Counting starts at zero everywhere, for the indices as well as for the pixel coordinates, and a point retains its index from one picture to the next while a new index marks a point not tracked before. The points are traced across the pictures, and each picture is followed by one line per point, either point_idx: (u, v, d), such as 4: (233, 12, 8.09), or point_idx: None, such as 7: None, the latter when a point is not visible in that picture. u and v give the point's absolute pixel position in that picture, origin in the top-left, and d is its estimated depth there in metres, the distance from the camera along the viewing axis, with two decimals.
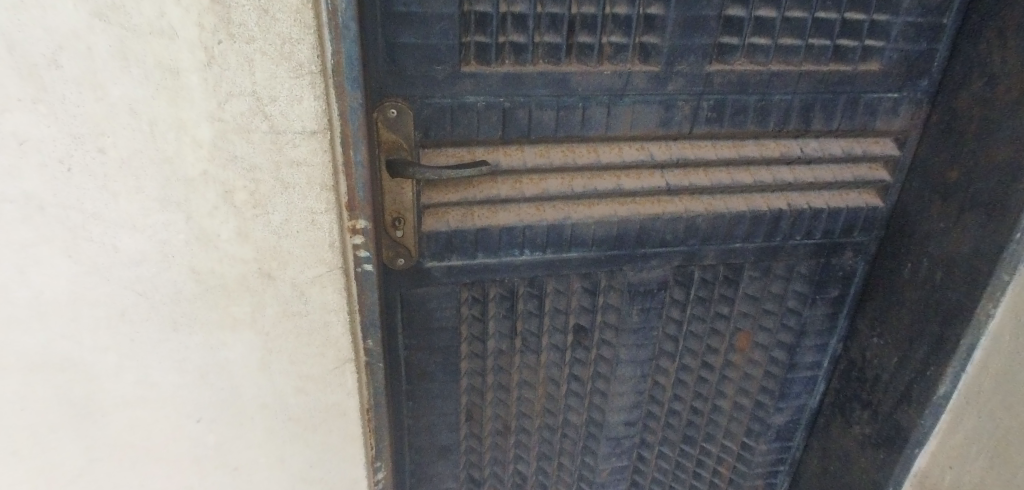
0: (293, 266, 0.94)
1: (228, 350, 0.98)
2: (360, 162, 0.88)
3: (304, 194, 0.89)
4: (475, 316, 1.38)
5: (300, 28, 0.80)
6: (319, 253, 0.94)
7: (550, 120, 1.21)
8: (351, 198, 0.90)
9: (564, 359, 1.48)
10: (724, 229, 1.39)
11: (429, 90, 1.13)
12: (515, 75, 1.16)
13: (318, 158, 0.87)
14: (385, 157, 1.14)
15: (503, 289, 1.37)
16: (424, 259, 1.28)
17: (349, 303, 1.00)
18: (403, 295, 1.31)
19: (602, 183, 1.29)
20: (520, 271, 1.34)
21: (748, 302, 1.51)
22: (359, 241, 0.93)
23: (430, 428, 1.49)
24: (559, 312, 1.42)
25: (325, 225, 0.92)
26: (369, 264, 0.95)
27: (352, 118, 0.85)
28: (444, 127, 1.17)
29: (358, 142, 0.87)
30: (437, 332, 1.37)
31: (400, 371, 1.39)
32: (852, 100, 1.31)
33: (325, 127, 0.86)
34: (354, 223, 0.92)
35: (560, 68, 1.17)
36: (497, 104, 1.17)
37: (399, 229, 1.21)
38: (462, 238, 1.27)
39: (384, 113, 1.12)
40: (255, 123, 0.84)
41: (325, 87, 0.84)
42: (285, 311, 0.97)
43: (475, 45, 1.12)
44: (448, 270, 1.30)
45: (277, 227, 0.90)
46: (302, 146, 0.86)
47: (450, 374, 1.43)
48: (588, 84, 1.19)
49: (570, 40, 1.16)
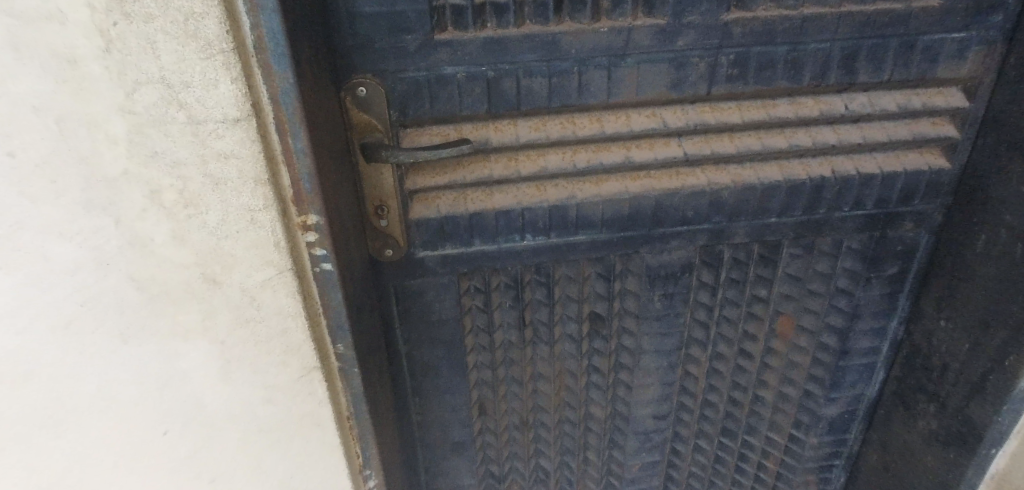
0: (239, 271, 0.85)
1: (185, 361, 0.91)
2: (302, 150, 0.77)
3: (238, 191, 0.80)
4: (479, 307, 1.27)
5: (203, 1, 0.70)
6: (266, 254, 0.84)
7: (542, 89, 1.07)
8: (297, 191, 0.80)
9: (582, 349, 1.36)
10: (755, 203, 1.21)
11: (401, 63, 1.02)
12: (496, 40, 1.03)
13: (248, 149, 0.78)
14: (359, 140, 1.05)
15: (507, 279, 1.25)
16: (416, 249, 1.17)
17: (311, 307, 0.90)
18: (396, 288, 1.21)
19: (609, 156, 1.15)
20: (522, 258, 1.22)
21: (790, 283, 1.34)
22: (314, 239, 0.84)
23: (440, 424, 1.41)
24: (573, 300, 1.30)
25: (266, 223, 0.83)
26: (328, 264, 0.86)
27: (286, 102, 0.74)
28: (423, 105, 1.06)
29: (296, 129, 0.76)
30: (440, 326, 1.27)
31: (402, 367, 1.31)
32: (906, 44, 1.10)
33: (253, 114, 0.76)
34: (305, 220, 0.82)
35: (549, 29, 1.03)
36: (479, 74, 1.05)
37: (383, 217, 1.12)
38: (456, 224, 1.16)
39: (354, 93, 1.02)
40: (171, 113, 0.74)
41: (247, 68, 0.74)
42: (237, 318, 0.89)
43: (450, 9, 1.00)
44: (443, 260, 1.19)
45: (213, 228, 0.81)
46: (226, 137, 0.77)
47: (457, 368, 1.33)
48: (583, 45, 1.05)
49: None
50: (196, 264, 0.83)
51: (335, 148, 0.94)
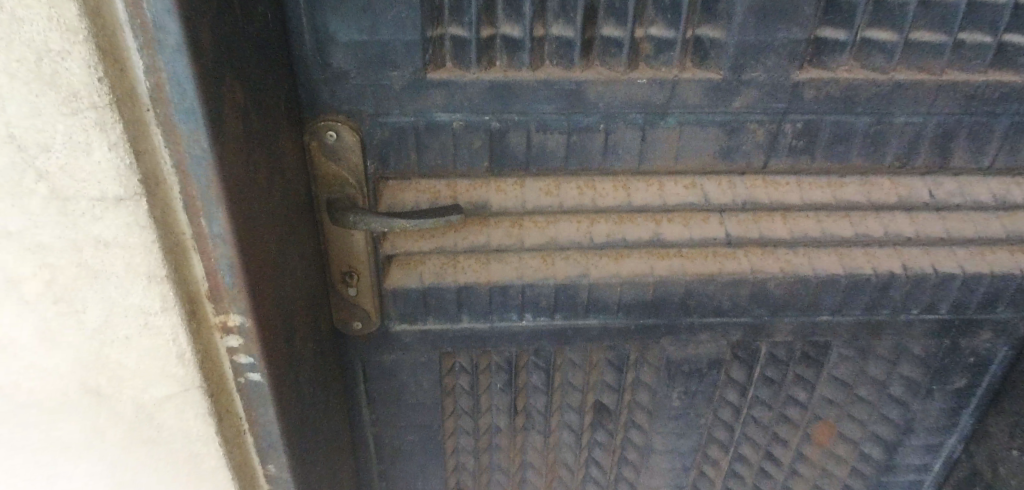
0: (130, 384, 0.63)
1: (66, 477, 0.70)
2: (219, 233, 0.57)
3: (125, 289, 0.57)
4: (462, 389, 1.06)
5: (62, 31, 0.46)
6: (166, 367, 0.62)
7: (558, 147, 0.87)
8: (214, 285, 0.60)
9: (583, 441, 1.15)
10: (807, 298, 0.99)
11: (382, 104, 0.80)
12: (506, 85, 0.81)
13: (140, 236, 0.55)
14: (324, 194, 0.84)
15: (498, 361, 1.04)
16: (390, 322, 0.96)
17: (236, 421, 0.70)
18: (364, 365, 0.99)
19: (634, 230, 0.93)
20: (519, 340, 1.01)
21: (835, 387, 1.12)
22: (235, 343, 0.64)
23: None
24: (576, 388, 1.08)
25: (165, 328, 0.60)
26: (256, 373, 0.66)
27: (197, 171, 0.54)
28: (407, 155, 0.84)
29: (213, 207, 0.56)
30: (414, 409, 1.06)
31: (367, 450, 1.09)
32: (1016, 125, 0.88)
33: (146, 189, 0.53)
34: (224, 320, 0.62)
35: (573, 75, 0.82)
36: (480, 124, 0.83)
37: (352, 285, 0.91)
38: (441, 297, 0.94)
39: (321, 138, 0.81)
40: (25, 183, 0.51)
41: (139, 127, 0.52)
42: (135, 436, 0.67)
43: (450, 41, 0.79)
44: (423, 336, 0.98)
45: (93, 332, 0.59)
46: (106, 218, 0.54)
47: (433, 453, 1.12)
48: (614, 97, 0.84)
49: (589, 33, 0.81)
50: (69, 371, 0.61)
51: (286, 214, 0.73)
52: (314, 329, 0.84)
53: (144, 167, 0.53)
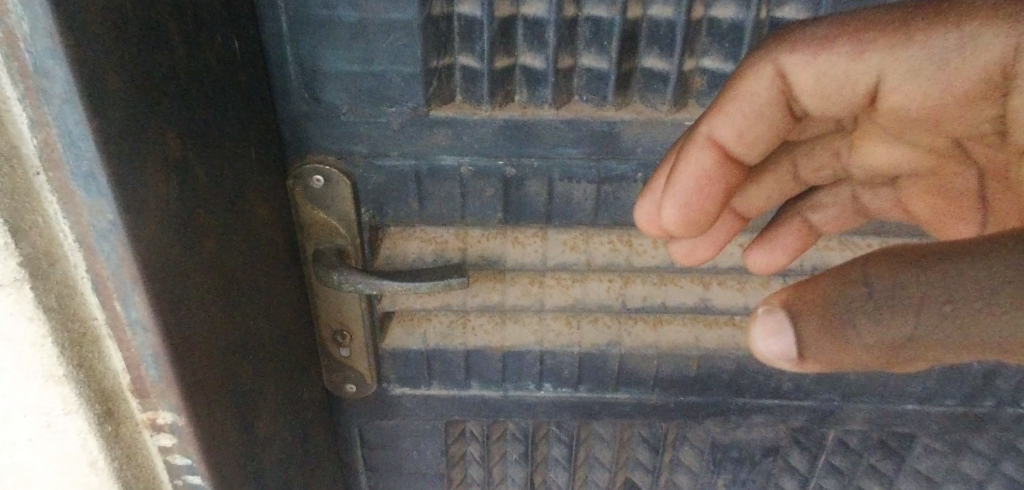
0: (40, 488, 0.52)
1: None
2: (137, 321, 0.47)
3: (20, 389, 0.46)
4: (472, 460, 0.93)
5: None
6: (79, 473, 0.51)
7: (586, 199, 0.73)
8: (136, 378, 0.50)
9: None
10: (889, 383, 0.82)
11: (378, 145, 0.68)
12: (523, 125, 0.68)
13: (25, 329, 0.44)
14: (312, 245, 0.73)
15: (512, 431, 0.91)
16: (388, 384, 0.84)
17: None
18: (361, 428, 0.88)
19: (677, 294, 0.78)
20: (536, 411, 0.88)
21: (919, 483, 0.93)
22: (167, 441, 0.54)
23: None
24: (604, 466, 0.94)
25: (71, 430, 0.48)
26: (195, 475, 0.56)
27: (103, 250, 0.44)
28: (408, 204, 0.72)
29: (126, 292, 0.46)
30: (418, 477, 0.94)
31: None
32: None
33: (31, 274, 0.42)
34: (150, 417, 0.52)
35: (604, 114, 0.69)
36: (493, 170, 0.70)
37: (344, 345, 0.79)
38: (447, 361, 0.82)
39: (307, 183, 0.69)
40: None
41: (18, 198, 0.41)
42: None
43: (461, 72, 0.66)
44: (425, 401, 0.86)
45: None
46: None
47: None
48: (653, 140, 0.70)
49: (628, 65, 0.67)
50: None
51: (252, 276, 0.62)
52: (294, 398, 0.73)
53: (25, 246, 0.42)
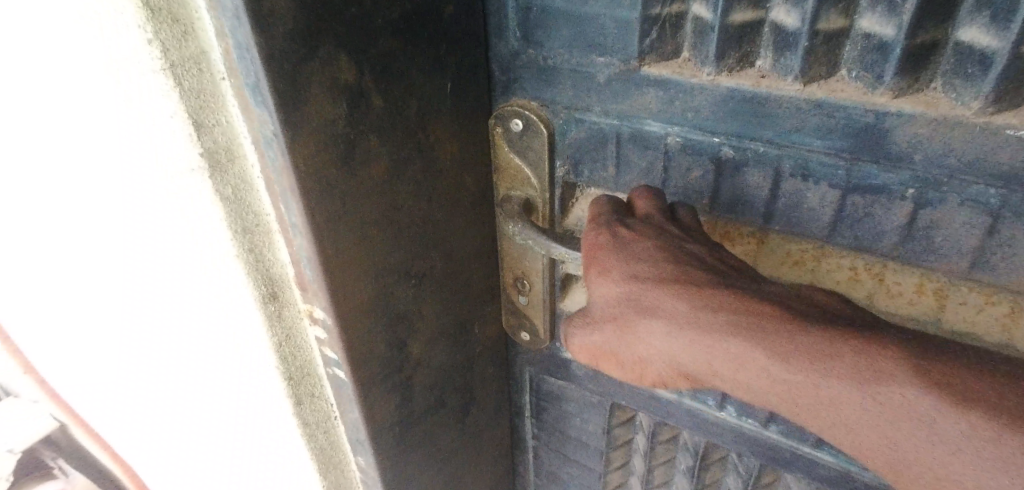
0: (228, 344, 0.58)
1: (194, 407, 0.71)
2: (297, 225, 0.49)
3: (211, 261, 0.52)
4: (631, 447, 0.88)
5: None
6: (254, 342, 0.57)
7: (826, 210, 0.54)
8: (299, 276, 0.53)
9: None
10: None
11: (584, 98, 0.61)
12: (756, 98, 0.52)
13: (210, 213, 0.48)
14: (505, 190, 0.71)
15: (680, 440, 0.82)
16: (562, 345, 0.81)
17: (327, 409, 0.64)
18: (532, 377, 0.88)
19: None
20: (711, 432, 0.77)
21: None
22: (323, 336, 0.57)
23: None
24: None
25: (246, 306, 0.54)
26: (341, 371, 0.59)
27: (271, 154, 0.46)
28: (604, 169, 0.64)
29: (288, 198, 0.48)
30: (576, 444, 0.91)
31: (526, 459, 1.00)
32: None
33: (210, 165, 0.46)
34: (309, 310, 0.55)
35: (875, 101, 0.48)
36: (707, 148, 0.57)
37: (524, 294, 0.77)
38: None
39: (508, 125, 0.67)
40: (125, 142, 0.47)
41: (203, 97, 0.44)
42: (238, 391, 0.64)
43: (693, 24, 0.54)
44: (595, 376, 0.81)
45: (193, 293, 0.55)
46: (187, 188, 0.48)
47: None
48: (947, 153, 0.47)
49: (930, 38, 0.46)
50: (148, 272, 0.56)
51: (426, 208, 0.62)
52: (462, 332, 0.74)
53: (206, 141, 0.45)
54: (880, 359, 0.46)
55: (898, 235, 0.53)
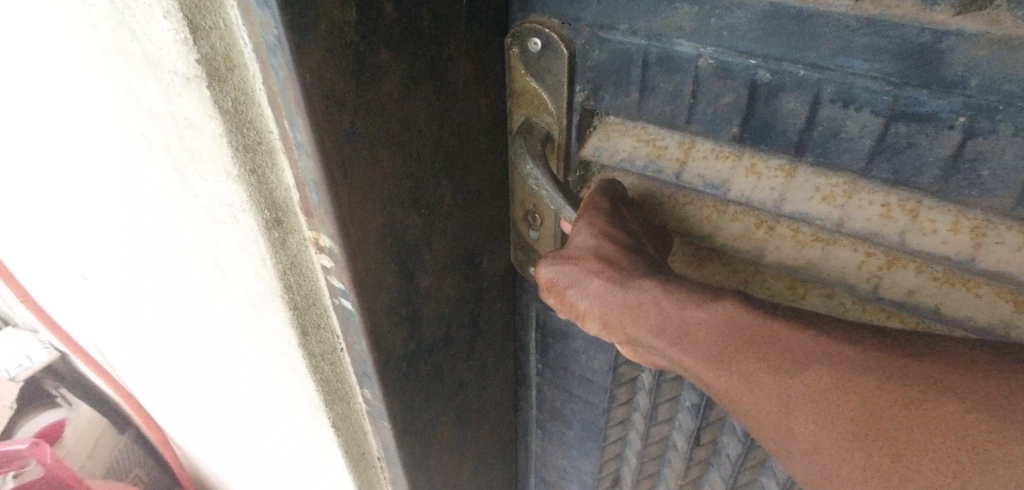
0: (236, 265, 0.56)
1: (208, 322, 0.71)
2: (301, 144, 0.45)
3: (214, 178, 0.49)
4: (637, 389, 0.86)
5: None
6: (258, 267, 0.54)
7: (867, 137, 0.51)
8: (304, 200, 0.50)
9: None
10: None
11: (609, 14, 0.57)
12: (800, 12, 0.48)
13: (209, 126, 0.45)
14: (520, 116, 0.67)
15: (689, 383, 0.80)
16: None
17: (333, 340, 0.62)
18: (538, 313, 0.85)
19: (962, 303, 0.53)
20: None
21: None
22: (329, 265, 0.54)
23: (560, 471, 1.08)
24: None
25: (249, 229, 0.51)
26: (347, 302, 0.56)
27: (273, 63, 0.42)
28: (627, 94, 0.60)
29: (292, 113, 0.44)
30: (580, 383, 0.89)
31: (529, 395, 0.99)
32: None
33: (207, 73, 0.42)
34: (314, 237, 0.52)
35: (930, 17, 0.44)
36: (742, 71, 0.53)
37: (534, 230, 0.74)
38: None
39: (526, 45, 0.62)
40: (126, 42, 0.44)
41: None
42: (246, 313, 0.62)
43: None
44: None
45: (202, 208, 0.53)
46: (186, 97, 0.44)
47: (593, 436, 0.96)
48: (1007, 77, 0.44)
49: None
50: (147, 202, 0.58)
51: (437, 132, 0.58)
52: (472, 264, 0.72)
53: (203, 46, 0.41)
54: (789, 340, 0.48)
55: (941, 167, 0.49)
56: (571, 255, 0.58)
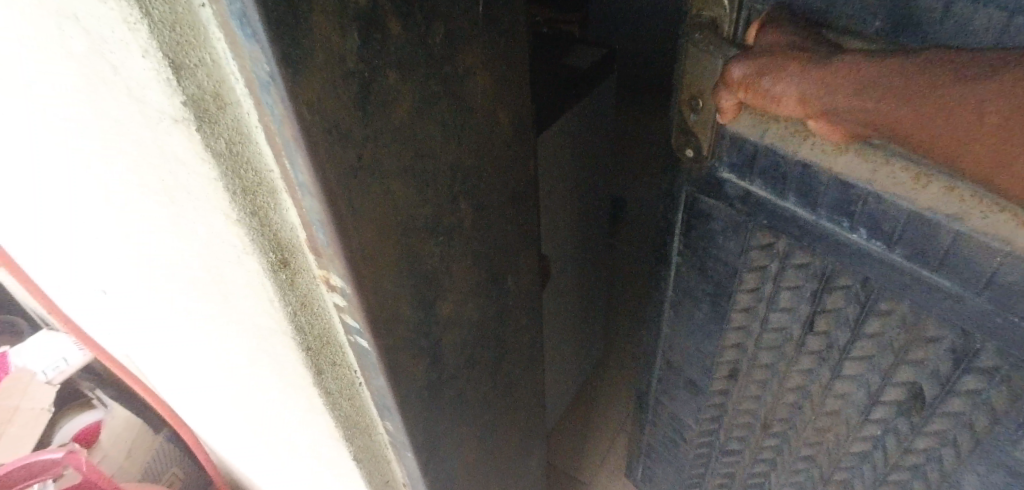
0: (244, 301, 0.52)
1: (221, 345, 0.67)
2: (304, 184, 0.41)
3: (213, 217, 0.44)
4: (758, 273, 0.76)
5: None
6: (266, 307, 0.50)
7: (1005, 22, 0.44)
8: (310, 238, 0.45)
9: (870, 415, 0.78)
10: None
11: None
12: None
13: (202, 168, 0.40)
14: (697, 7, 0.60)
15: (814, 268, 0.70)
16: (718, 162, 0.70)
17: (351, 375, 0.58)
18: (687, 192, 0.76)
19: None
20: (862, 265, 0.64)
21: None
22: (342, 303, 0.50)
23: (668, 380, 1.02)
24: (891, 352, 0.70)
25: (254, 270, 0.47)
26: (363, 340, 0.52)
27: (266, 100, 0.37)
28: None
29: (291, 152, 0.40)
30: (711, 264, 0.79)
31: (667, 275, 0.88)
32: None
33: (195, 115, 0.37)
34: (324, 276, 0.48)
35: None
36: None
37: (696, 111, 0.66)
38: (776, 167, 0.64)
39: None
40: (106, 78, 0.39)
41: (180, 29, 0.35)
42: (261, 344, 0.58)
43: None
44: (745, 197, 0.70)
45: (205, 244, 0.49)
46: (174, 138, 0.40)
47: (709, 320, 0.85)
48: None
49: None
50: (148, 230, 0.54)
51: (454, 153, 0.53)
52: (494, 282, 0.68)
53: (189, 85, 0.36)
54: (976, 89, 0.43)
55: None
56: (768, 49, 0.54)
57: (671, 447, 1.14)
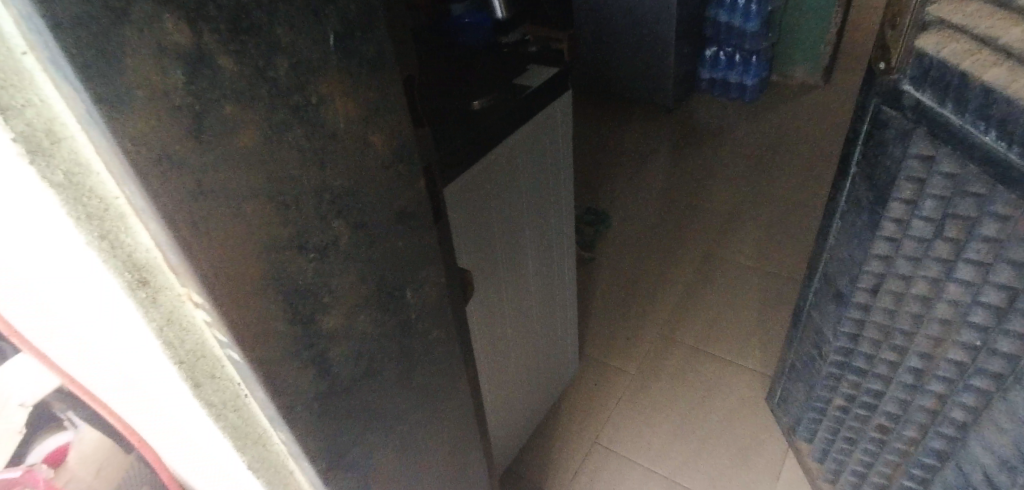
0: (114, 322, 0.55)
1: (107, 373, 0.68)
2: (145, 206, 0.45)
3: (66, 243, 0.48)
4: (918, 184, 1.24)
5: None
6: (135, 325, 0.53)
7: None
8: (165, 258, 0.49)
9: (981, 284, 1.16)
10: None
11: None
12: None
13: (45, 199, 0.44)
14: None
15: (957, 179, 1.15)
16: (903, 78, 1.20)
17: (234, 390, 0.62)
18: (875, 107, 1.29)
19: None
20: (974, 150, 1.05)
21: None
22: (208, 317, 0.54)
23: (830, 275, 1.58)
24: (999, 226, 1.09)
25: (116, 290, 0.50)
26: (234, 352, 0.56)
27: (95, 133, 0.42)
28: None
29: (127, 177, 0.44)
30: (880, 175, 1.32)
31: (846, 185, 1.46)
32: None
33: (28, 149, 0.41)
34: (186, 293, 0.52)
35: None
36: None
37: (892, 29, 1.18)
38: (942, 78, 1.09)
39: None
40: None
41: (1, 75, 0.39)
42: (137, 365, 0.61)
43: None
44: (915, 105, 1.18)
45: (66, 270, 0.52)
46: (12, 174, 0.43)
47: (872, 235, 1.38)
48: None
49: None
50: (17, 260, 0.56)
51: (319, 175, 0.57)
52: (389, 298, 0.71)
53: (17, 124, 0.41)
54: None
55: None
56: None
57: (814, 356, 1.75)
